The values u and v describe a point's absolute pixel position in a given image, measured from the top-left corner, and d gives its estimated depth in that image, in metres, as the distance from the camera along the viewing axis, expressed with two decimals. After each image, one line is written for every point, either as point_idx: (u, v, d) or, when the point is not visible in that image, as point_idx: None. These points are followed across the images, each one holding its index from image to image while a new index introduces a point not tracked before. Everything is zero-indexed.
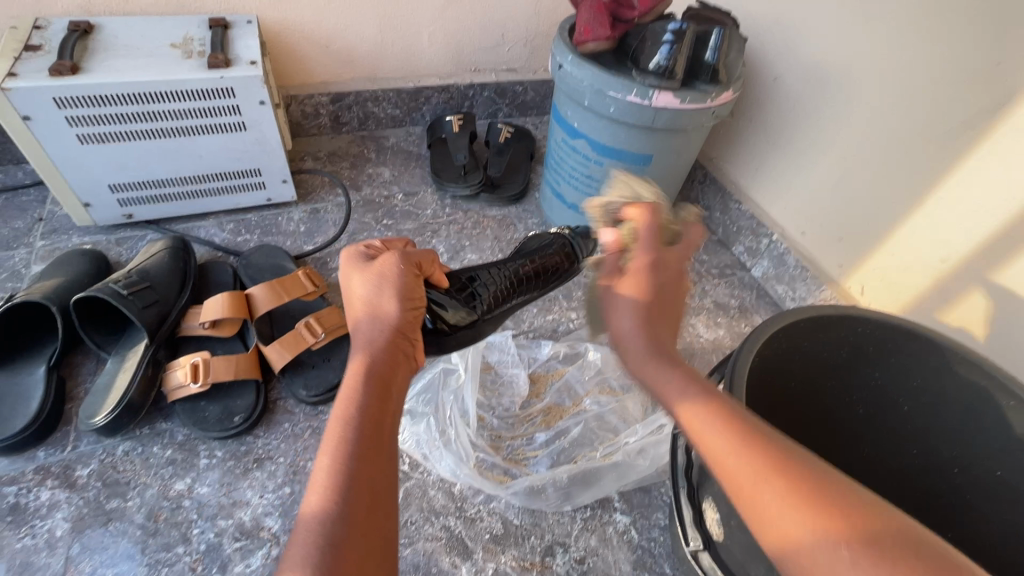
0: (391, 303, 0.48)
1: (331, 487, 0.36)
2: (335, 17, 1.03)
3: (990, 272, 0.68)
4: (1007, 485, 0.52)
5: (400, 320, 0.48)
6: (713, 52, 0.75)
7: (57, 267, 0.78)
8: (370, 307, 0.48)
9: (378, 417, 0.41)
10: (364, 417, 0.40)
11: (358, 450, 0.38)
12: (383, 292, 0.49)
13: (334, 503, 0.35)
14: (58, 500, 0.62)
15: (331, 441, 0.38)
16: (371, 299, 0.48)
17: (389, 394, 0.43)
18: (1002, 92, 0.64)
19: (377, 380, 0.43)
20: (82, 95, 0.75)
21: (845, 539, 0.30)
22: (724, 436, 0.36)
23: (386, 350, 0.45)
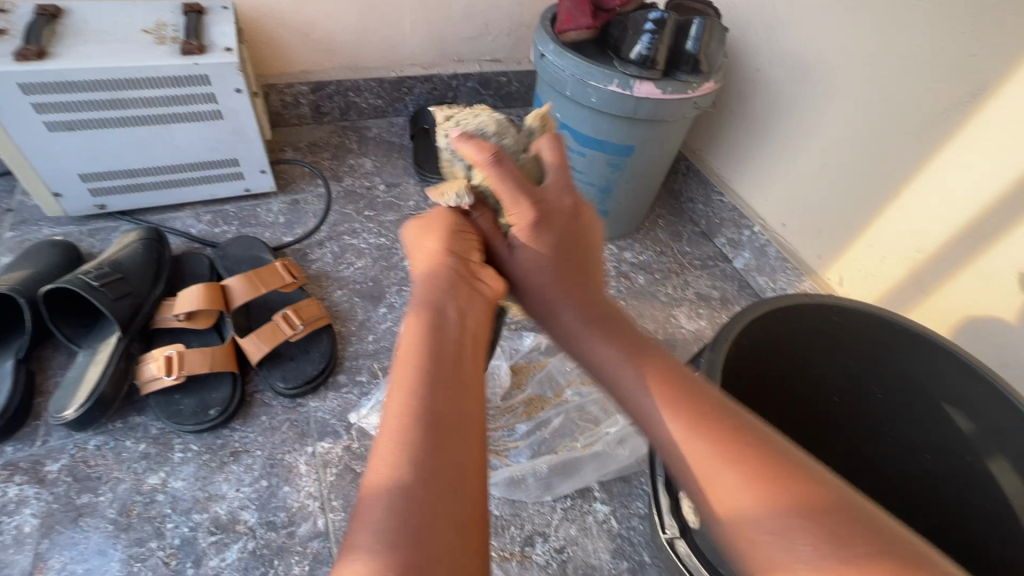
0: (444, 245, 0.48)
1: (404, 422, 0.37)
2: (315, 4, 1.01)
3: (962, 262, 0.70)
4: (973, 470, 0.54)
5: (457, 251, 0.48)
6: (694, 41, 0.74)
7: (26, 259, 0.76)
8: (427, 255, 0.48)
9: (448, 350, 0.41)
10: (431, 354, 0.40)
11: (431, 385, 0.39)
12: (435, 238, 0.49)
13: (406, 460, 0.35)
14: (26, 496, 0.61)
15: (401, 377, 0.39)
16: (429, 247, 0.48)
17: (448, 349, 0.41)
18: (976, 84, 0.64)
19: (431, 320, 0.43)
20: (50, 81, 0.73)
21: (793, 508, 0.34)
22: (692, 435, 0.39)
23: (445, 287, 0.45)
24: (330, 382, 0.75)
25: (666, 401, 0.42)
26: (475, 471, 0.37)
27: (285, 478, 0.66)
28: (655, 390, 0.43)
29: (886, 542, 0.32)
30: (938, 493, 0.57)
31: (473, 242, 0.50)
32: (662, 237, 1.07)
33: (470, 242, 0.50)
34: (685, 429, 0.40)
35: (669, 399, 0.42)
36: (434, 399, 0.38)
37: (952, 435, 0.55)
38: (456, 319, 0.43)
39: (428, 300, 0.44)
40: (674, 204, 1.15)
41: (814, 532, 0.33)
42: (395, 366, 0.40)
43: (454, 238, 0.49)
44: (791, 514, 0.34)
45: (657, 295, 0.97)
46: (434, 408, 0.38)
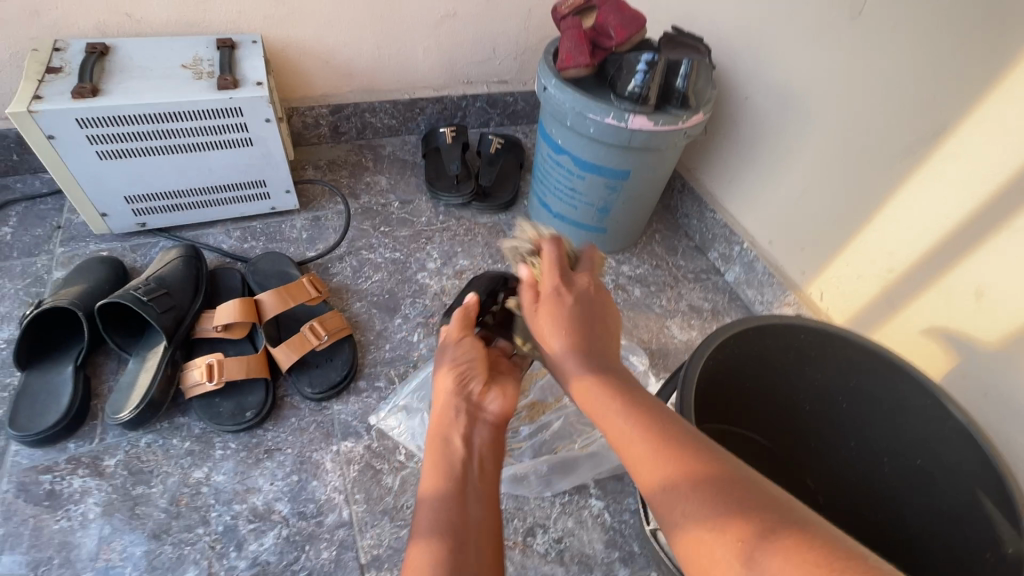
0: (453, 386, 0.57)
1: (433, 508, 0.48)
2: (335, 34, 1.09)
3: (927, 282, 0.76)
4: (924, 472, 0.60)
5: (460, 387, 0.58)
6: (684, 79, 0.81)
7: (79, 274, 0.85)
8: (443, 392, 0.57)
9: (461, 459, 0.52)
10: (447, 473, 0.51)
11: (445, 484, 0.50)
12: (444, 372, 0.59)
13: (435, 537, 0.46)
14: (89, 487, 0.69)
15: (427, 482, 0.50)
16: (442, 385, 0.58)
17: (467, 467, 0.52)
18: (935, 123, 0.71)
19: (444, 439, 0.54)
20: (102, 116, 0.81)
21: (697, 478, 0.38)
22: (625, 419, 0.45)
23: (456, 415, 0.56)
24: (352, 387, 0.83)
25: (609, 399, 0.48)
26: (493, 534, 0.48)
27: (314, 474, 0.74)
28: (601, 397, 0.48)
29: (786, 515, 0.35)
30: (896, 493, 0.63)
31: (473, 372, 0.60)
32: (658, 251, 1.14)
33: (474, 375, 0.60)
34: (625, 424, 0.45)
35: (618, 403, 0.47)
36: (446, 495, 0.49)
37: (904, 440, 0.62)
38: (463, 440, 0.54)
39: (443, 429, 0.55)
40: (671, 219, 1.22)
41: (712, 499, 0.37)
42: (422, 475, 0.51)
43: (459, 376, 0.58)
44: (695, 484, 0.38)
45: (652, 306, 1.04)
46: (446, 495, 0.49)
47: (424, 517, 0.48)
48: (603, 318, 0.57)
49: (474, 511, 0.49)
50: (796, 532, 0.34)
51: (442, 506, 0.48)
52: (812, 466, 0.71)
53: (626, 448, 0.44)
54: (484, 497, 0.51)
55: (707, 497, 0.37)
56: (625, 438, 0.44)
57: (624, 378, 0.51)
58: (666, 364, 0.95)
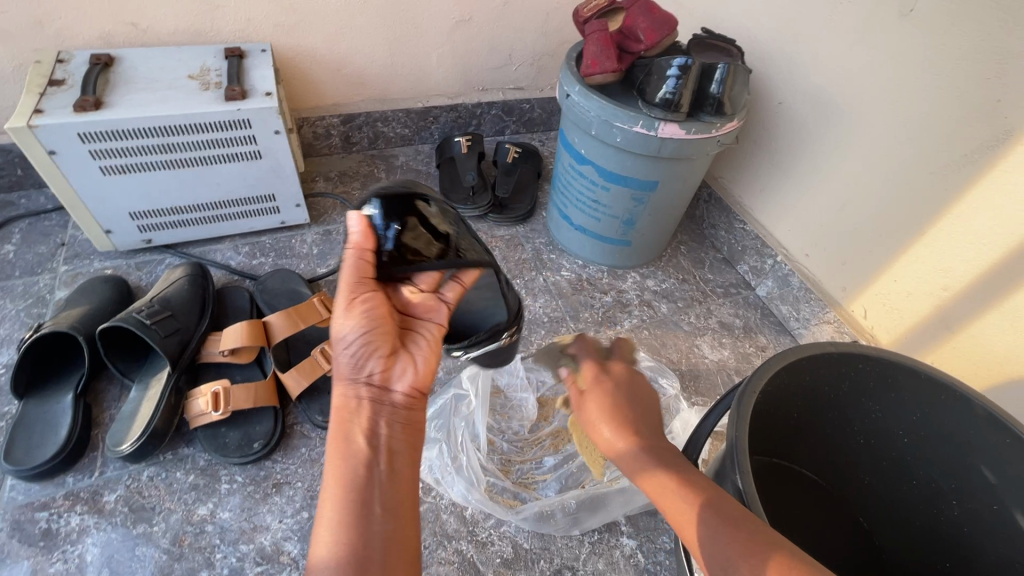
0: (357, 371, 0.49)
1: (335, 526, 0.40)
2: (346, 41, 1.05)
3: (988, 302, 0.70)
4: (1001, 519, 0.54)
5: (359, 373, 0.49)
6: (718, 84, 0.76)
7: (82, 295, 0.81)
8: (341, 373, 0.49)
9: (365, 461, 0.44)
10: (349, 474, 0.43)
11: (351, 496, 0.42)
12: (341, 352, 0.49)
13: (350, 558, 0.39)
14: (87, 526, 0.65)
15: (329, 500, 0.42)
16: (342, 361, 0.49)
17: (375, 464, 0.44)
18: (1001, 129, 0.65)
19: (358, 450, 0.45)
20: (105, 130, 0.78)
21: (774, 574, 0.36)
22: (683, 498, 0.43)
23: (363, 407, 0.47)
24: None
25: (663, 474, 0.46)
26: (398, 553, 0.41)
27: None
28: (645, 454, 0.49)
29: None
30: (967, 540, 0.57)
31: (372, 346, 0.49)
32: (684, 264, 1.09)
33: (375, 348, 0.50)
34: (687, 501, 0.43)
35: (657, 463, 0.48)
36: (352, 515, 0.41)
37: (978, 481, 0.56)
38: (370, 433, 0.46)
39: (346, 429, 0.46)
40: (697, 230, 1.16)
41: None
42: (324, 481, 0.43)
43: (362, 354, 0.49)
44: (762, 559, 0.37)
45: (680, 324, 0.98)
46: (353, 518, 0.41)
47: (321, 551, 0.40)
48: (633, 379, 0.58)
49: (377, 524, 0.41)
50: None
51: (346, 530, 0.40)
52: (870, 505, 0.65)
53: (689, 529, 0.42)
54: (392, 506, 0.43)
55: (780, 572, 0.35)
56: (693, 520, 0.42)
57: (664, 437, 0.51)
58: (698, 387, 0.89)
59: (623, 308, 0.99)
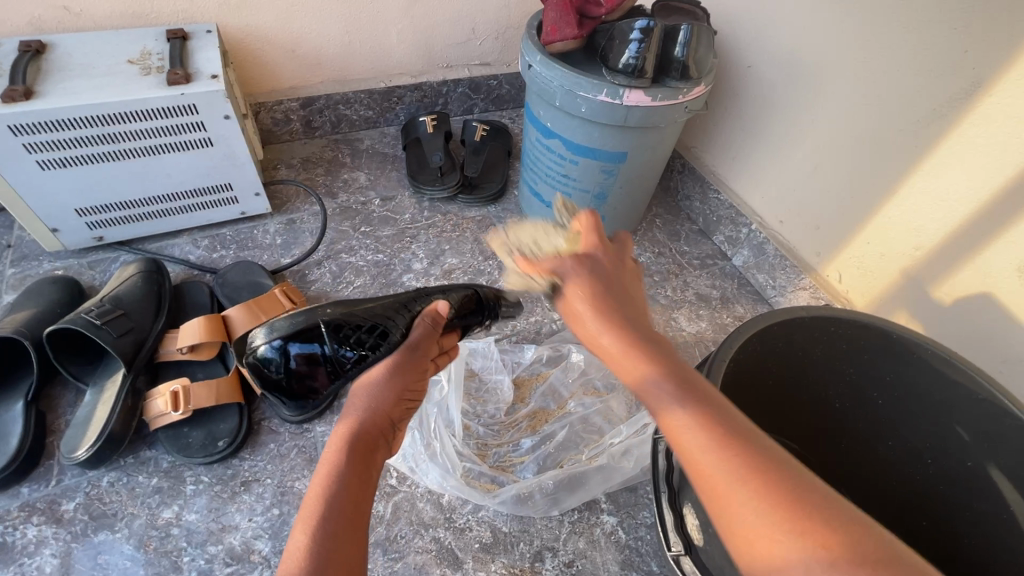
0: (390, 394, 0.51)
1: (317, 510, 0.42)
2: (299, 20, 1.00)
3: (960, 258, 0.69)
4: (976, 475, 0.54)
5: (396, 386, 0.51)
6: (682, 47, 0.74)
7: (29, 298, 0.77)
8: (372, 387, 0.51)
9: (362, 458, 0.47)
10: (351, 461, 0.46)
11: (343, 477, 0.44)
12: (387, 368, 0.51)
13: (320, 539, 0.40)
14: (45, 537, 0.62)
15: (314, 489, 0.44)
16: (376, 371, 0.51)
17: (368, 461, 0.47)
18: (969, 81, 0.63)
19: (360, 449, 0.47)
20: (38, 120, 0.73)
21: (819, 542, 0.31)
22: (695, 433, 0.36)
23: (380, 414, 0.50)
24: (335, 406, 0.76)
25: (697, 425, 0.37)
26: (359, 535, 0.42)
27: (296, 506, 0.67)
28: (652, 384, 0.40)
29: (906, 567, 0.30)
30: (939, 497, 0.57)
31: (410, 375, 0.52)
32: (659, 237, 1.07)
33: (407, 376, 0.52)
34: (702, 447, 0.36)
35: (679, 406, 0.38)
36: (338, 510, 0.42)
37: (951, 440, 0.56)
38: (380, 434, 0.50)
39: (353, 432, 0.48)
40: (671, 202, 1.14)
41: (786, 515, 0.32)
42: (325, 454, 0.47)
43: (397, 378, 0.51)
44: (764, 488, 0.33)
45: (657, 297, 0.97)
46: (339, 514, 0.42)
47: (302, 529, 0.41)
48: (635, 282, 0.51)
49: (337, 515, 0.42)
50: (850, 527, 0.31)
51: (326, 516, 0.42)
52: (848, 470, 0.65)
53: (702, 468, 0.35)
54: (359, 511, 0.44)
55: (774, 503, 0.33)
56: (706, 463, 0.35)
57: (659, 350, 0.43)
58: None
59: None
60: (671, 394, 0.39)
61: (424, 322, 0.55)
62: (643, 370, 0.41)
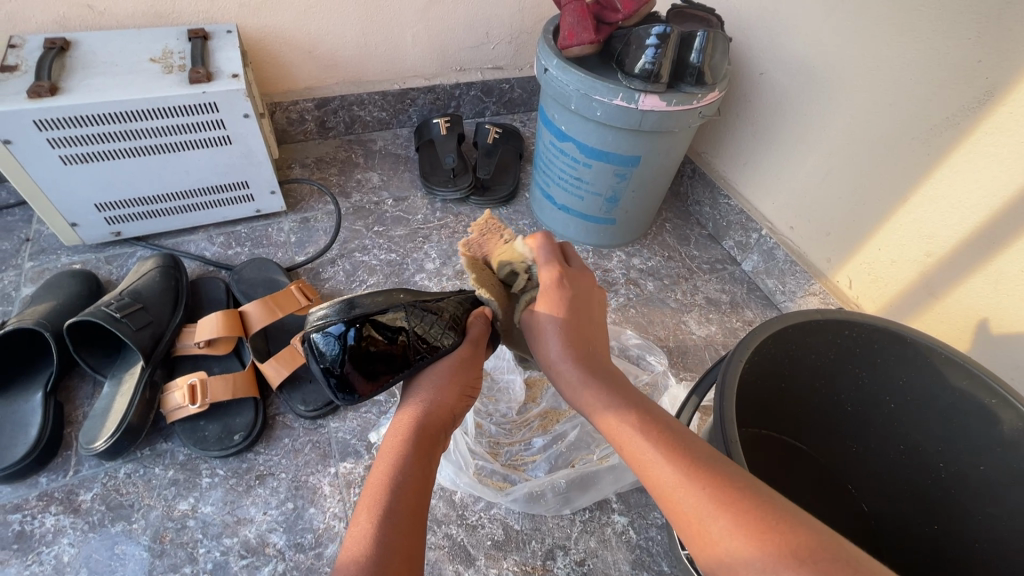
0: (449, 391, 0.53)
1: (378, 495, 0.44)
2: (317, 22, 1.01)
3: (973, 265, 0.70)
4: (988, 478, 0.54)
5: (455, 384, 0.54)
6: (698, 53, 0.75)
7: (49, 290, 0.78)
8: (432, 383, 0.53)
9: (424, 450, 0.48)
10: (412, 450, 0.48)
11: (403, 464, 0.46)
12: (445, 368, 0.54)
13: (383, 521, 0.42)
14: (63, 526, 0.63)
15: (377, 473, 0.45)
16: (438, 368, 0.55)
17: (429, 454, 0.49)
18: (982, 90, 0.64)
19: (424, 437, 0.49)
20: (63, 116, 0.74)
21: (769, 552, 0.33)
22: (667, 467, 0.40)
23: (441, 409, 0.52)
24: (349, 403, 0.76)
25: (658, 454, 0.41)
26: (416, 522, 0.43)
27: (311, 500, 0.68)
28: (606, 395, 0.47)
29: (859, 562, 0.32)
30: (952, 500, 0.58)
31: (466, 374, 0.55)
32: (669, 242, 1.08)
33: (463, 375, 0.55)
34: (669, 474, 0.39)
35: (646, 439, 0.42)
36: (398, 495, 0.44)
37: (964, 444, 0.56)
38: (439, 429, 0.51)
39: (415, 421, 0.50)
40: (681, 207, 1.15)
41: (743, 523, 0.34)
42: (387, 441, 0.49)
43: (455, 375, 0.54)
44: (731, 508, 0.35)
45: (667, 301, 0.97)
46: (402, 497, 0.44)
47: (365, 510, 0.43)
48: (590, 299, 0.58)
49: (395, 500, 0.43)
50: (801, 534, 0.33)
51: (388, 499, 0.43)
52: (859, 472, 0.65)
53: (670, 491, 0.39)
54: (419, 499, 0.45)
55: (730, 512, 0.35)
56: (673, 489, 0.39)
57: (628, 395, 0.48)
58: (685, 363, 0.89)
59: (609, 287, 0.98)
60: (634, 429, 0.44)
61: (482, 320, 0.59)
62: (603, 409, 0.47)
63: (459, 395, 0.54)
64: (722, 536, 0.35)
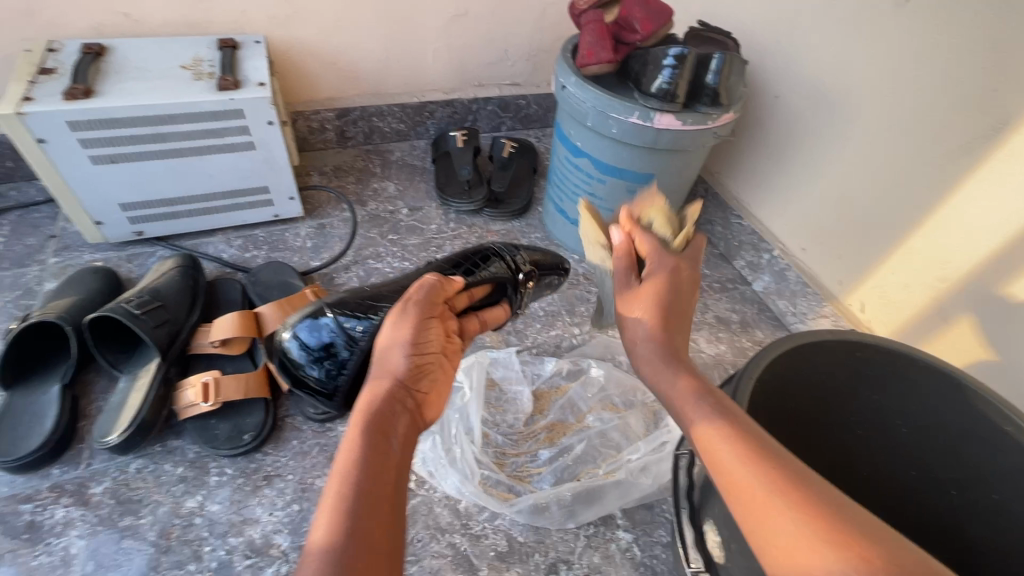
0: (409, 360, 0.49)
1: (340, 490, 0.40)
2: (342, 35, 1.04)
3: (987, 292, 0.69)
4: (1002, 508, 0.54)
5: (416, 354, 0.49)
6: (714, 75, 0.76)
7: (71, 286, 0.80)
8: (387, 348, 0.49)
9: (387, 433, 0.44)
10: (376, 436, 0.43)
11: (365, 454, 0.42)
12: (403, 336, 0.50)
13: (349, 517, 0.38)
14: (72, 518, 0.64)
15: (337, 469, 0.41)
16: (387, 336, 0.50)
17: (391, 437, 0.44)
18: (997, 119, 0.65)
19: (379, 425, 0.44)
20: (95, 118, 0.77)
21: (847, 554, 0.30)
22: (745, 465, 0.37)
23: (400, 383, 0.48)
24: None
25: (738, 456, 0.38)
26: (387, 508, 0.40)
27: (316, 503, 0.68)
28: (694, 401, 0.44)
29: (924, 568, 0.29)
30: (963, 529, 0.57)
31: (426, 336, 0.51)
32: None
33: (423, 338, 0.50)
34: (734, 451, 0.38)
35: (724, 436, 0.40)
36: (362, 485, 0.40)
37: (979, 470, 0.55)
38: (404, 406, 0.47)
39: (370, 405, 0.45)
40: (693, 225, 1.16)
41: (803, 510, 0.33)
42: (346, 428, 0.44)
43: (414, 340, 0.50)
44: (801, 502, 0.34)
45: None
46: (362, 494, 0.40)
47: (329, 510, 0.39)
48: (687, 291, 0.53)
49: (359, 490, 0.40)
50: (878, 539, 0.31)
51: (349, 494, 0.39)
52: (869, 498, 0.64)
53: (741, 488, 0.37)
54: (384, 486, 0.41)
55: (804, 513, 0.33)
56: (742, 474, 0.37)
57: (722, 402, 0.43)
58: None
59: None
60: (729, 438, 0.39)
61: (428, 282, 0.54)
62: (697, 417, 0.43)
63: (422, 361, 0.50)
64: (788, 537, 0.33)
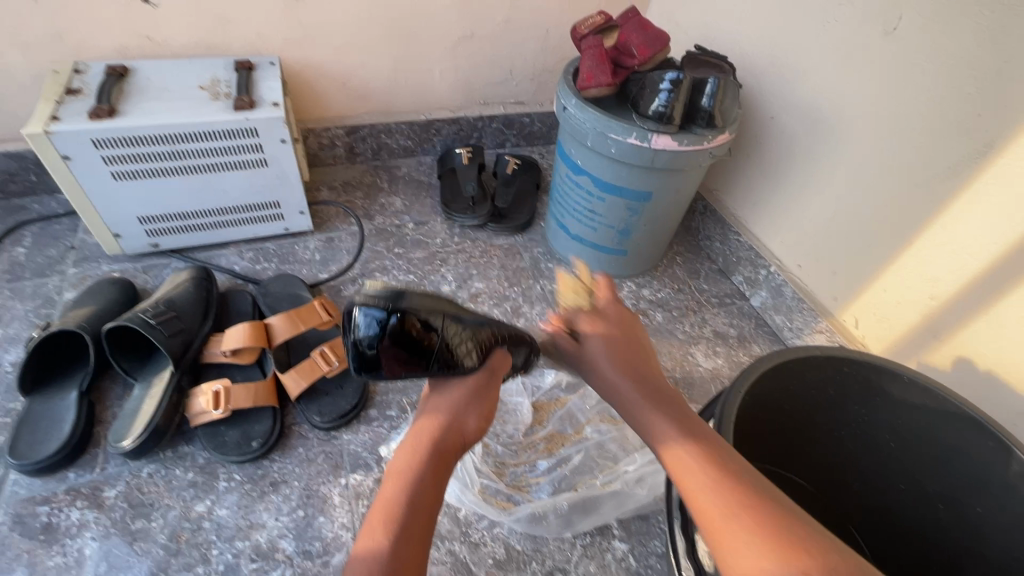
0: (469, 413, 0.54)
1: (386, 514, 0.47)
2: (352, 56, 1.08)
3: (976, 310, 0.71)
4: (986, 521, 0.55)
5: (478, 409, 0.54)
6: (709, 98, 0.79)
7: (90, 296, 0.84)
8: (454, 400, 0.54)
9: (434, 468, 0.51)
10: (422, 469, 0.50)
11: (415, 482, 0.49)
12: (469, 391, 0.54)
13: (393, 539, 0.45)
14: (86, 520, 0.66)
15: (389, 491, 0.49)
16: (457, 387, 0.54)
17: (440, 474, 0.51)
18: (981, 143, 0.67)
19: (431, 462, 0.51)
20: (116, 136, 0.81)
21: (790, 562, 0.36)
22: (704, 478, 0.43)
23: (457, 430, 0.53)
24: (362, 416, 0.79)
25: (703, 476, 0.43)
26: (422, 535, 0.47)
27: (321, 509, 0.70)
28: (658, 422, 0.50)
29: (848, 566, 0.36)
30: (949, 542, 0.58)
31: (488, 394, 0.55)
32: (679, 275, 1.10)
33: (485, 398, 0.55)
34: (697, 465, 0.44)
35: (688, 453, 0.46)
36: (405, 513, 0.47)
37: (965, 484, 0.57)
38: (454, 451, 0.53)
39: (427, 443, 0.52)
40: (692, 241, 1.18)
41: (778, 544, 0.38)
42: (397, 456, 0.52)
43: (478, 397, 0.55)
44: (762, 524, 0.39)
45: (675, 332, 0.99)
46: (406, 521, 0.47)
47: (376, 527, 0.46)
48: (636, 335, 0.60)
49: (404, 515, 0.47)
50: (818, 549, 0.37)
51: (395, 520, 0.47)
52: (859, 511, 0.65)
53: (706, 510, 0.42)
54: (422, 514, 0.48)
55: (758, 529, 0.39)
56: (705, 494, 0.43)
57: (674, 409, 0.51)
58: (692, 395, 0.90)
59: None
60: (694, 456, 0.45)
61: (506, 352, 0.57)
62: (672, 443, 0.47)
63: (480, 419, 0.54)
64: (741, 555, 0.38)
